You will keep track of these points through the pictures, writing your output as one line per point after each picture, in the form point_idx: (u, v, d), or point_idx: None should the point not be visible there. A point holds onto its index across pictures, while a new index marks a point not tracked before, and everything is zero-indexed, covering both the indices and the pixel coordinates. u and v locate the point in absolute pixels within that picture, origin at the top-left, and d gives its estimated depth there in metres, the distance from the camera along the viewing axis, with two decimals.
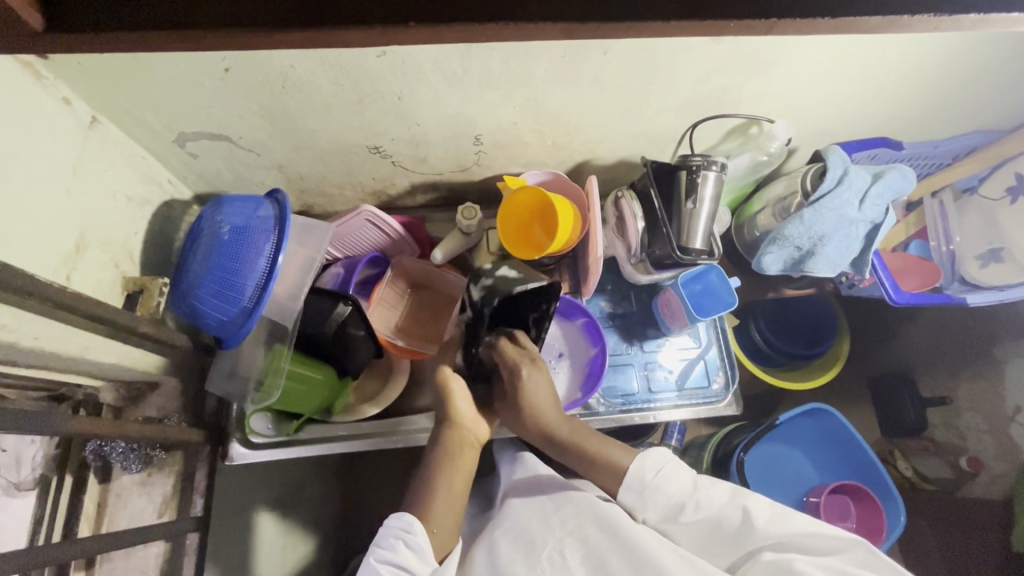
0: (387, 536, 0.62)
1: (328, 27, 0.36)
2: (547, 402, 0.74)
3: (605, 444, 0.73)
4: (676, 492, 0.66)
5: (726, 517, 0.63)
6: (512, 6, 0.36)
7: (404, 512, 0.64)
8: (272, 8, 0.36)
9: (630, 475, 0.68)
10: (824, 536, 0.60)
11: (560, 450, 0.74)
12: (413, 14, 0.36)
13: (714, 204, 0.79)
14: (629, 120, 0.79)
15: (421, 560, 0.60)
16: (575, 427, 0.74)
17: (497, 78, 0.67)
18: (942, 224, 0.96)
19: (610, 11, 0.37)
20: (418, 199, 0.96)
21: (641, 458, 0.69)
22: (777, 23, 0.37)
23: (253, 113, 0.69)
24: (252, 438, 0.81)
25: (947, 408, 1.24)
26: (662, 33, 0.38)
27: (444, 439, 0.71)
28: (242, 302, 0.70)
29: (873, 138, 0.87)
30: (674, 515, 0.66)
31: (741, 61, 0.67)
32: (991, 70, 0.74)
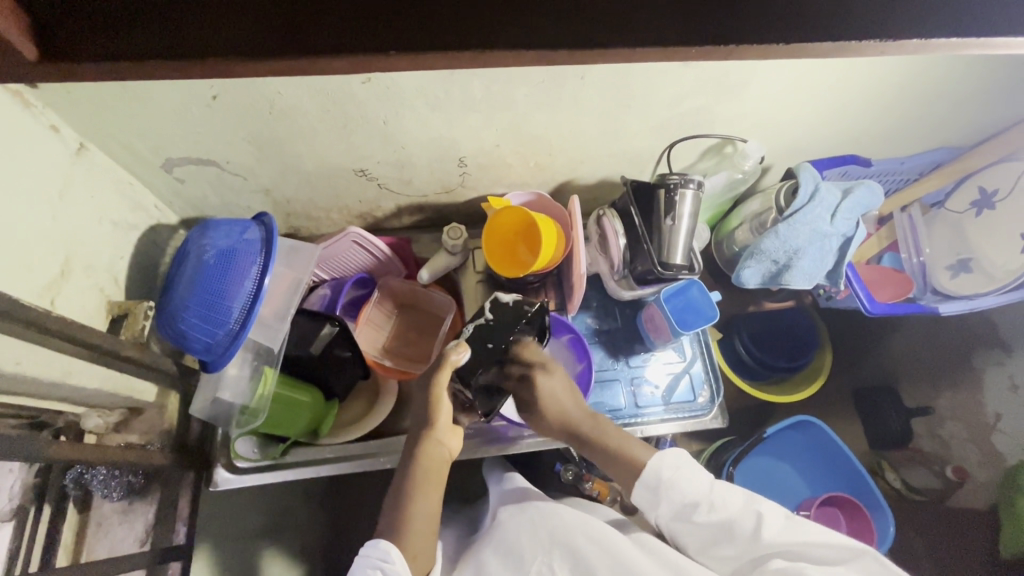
0: (364, 566, 0.62)
1: (308, 57, 0.38)
2: (566, 398, 0.76)
3: (626, 439, 0.73)
4: (692, 491, 0.65)
5: (739, 522, 0.63)
6: (490, 34, 0.38)
7: (380, 539, 0.63)
8: (255, 35, 0.37)
9: (647, 471, 0.67)
10: (830, 546, 0.60)
11: (583, 445, 0.75)
12: (395, 42, 0.38)
13: (693, 222, 0.81)
14: (608, 141, 0.82)
15: None
16: (595, 423, 0.75)
17: (479, 102, 0.69)
18: (913, 237, 0.99)
19: (578, 36, 0.38)
20: (404, 221, 0.97)
21: (659, 457, 0.68)
22: (741, 48, 0.39)
23: (240, 139, 0.70)
24: (236, 463, 0.80)
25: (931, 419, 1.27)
26: (629, 59, 0.40)
27: (422, 451, 0.71)
28: (227, 324, 0.71)
29: (842, 157, 0.91)
30: (686, 514, 0.65)
31: (713, 85, 0.70)
32: (948, 91, 0.78)
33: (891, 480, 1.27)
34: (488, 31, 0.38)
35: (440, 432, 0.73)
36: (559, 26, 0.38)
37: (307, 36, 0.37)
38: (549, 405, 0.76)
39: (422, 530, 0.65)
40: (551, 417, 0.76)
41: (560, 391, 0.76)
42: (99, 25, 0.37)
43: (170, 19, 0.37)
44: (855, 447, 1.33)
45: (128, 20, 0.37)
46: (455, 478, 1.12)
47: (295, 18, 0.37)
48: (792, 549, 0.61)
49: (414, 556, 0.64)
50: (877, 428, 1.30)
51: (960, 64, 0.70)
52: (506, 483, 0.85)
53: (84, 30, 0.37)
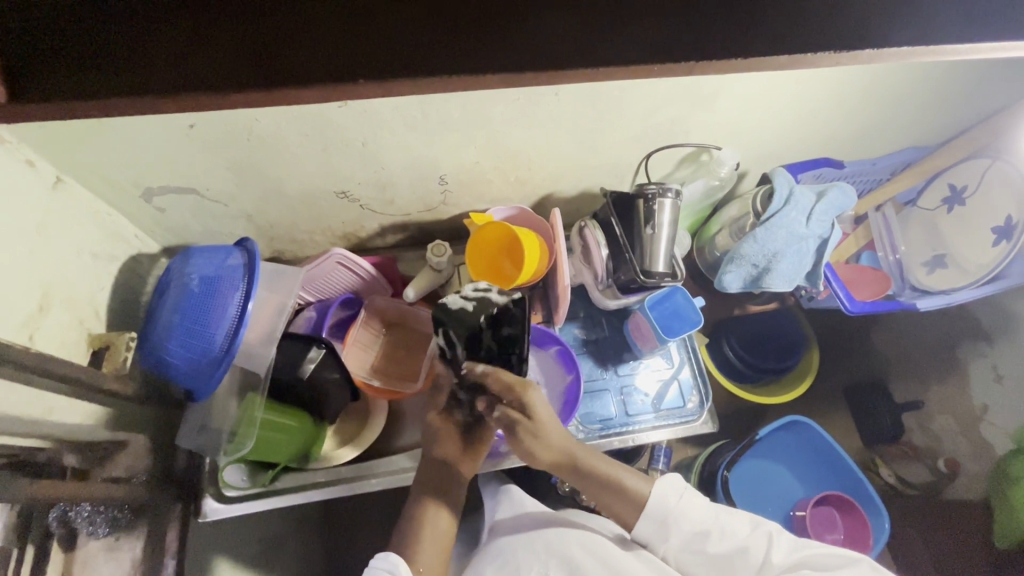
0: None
1: (277, 90, 0.38)
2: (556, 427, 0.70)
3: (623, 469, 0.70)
4: (699, 521, 0.66)
5: (752, 547, 0.65)
6: (458, 60, 0.39)
7: (389, 553, 0.63)
8: (225, 69, 0.38)
9: (652, 505, 0.67)
10: (830, 555, 0.64)
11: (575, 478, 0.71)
12: (366, 71, 0.38)
13: (672, 229, 0.82)
14: (586, 154, 0.83)
15: None
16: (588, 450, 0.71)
17: (456, 121, 0.70)
18: (888, 236, 1.02)
19: (543, 59, 0.39)
20: (388, 240, 0.98)
21: (661, 486, 0.68)
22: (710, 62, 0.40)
23: (219, 166, 0.71)
24: (225, 492, 0.79)
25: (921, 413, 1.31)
26: (594, 79, 0.41)
27: (432, 476, 0.71)
28: (211, 352, 0.70)
29: (816, 160, 0.93)
30: (697, 545, 0.66)
31: (685, 96, 0.72)
32: (912, 93, 0.80)
33: (886, 475, 1.29)
34: (463, 60, 0.39)
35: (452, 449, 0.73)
36: (532, 51, 0.39)
37: (276, 70, 0.38)
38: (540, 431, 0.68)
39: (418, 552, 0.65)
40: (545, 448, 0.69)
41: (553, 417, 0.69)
42: (70, 66, 0.37)
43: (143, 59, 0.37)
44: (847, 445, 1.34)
45: (99, 62, 0.38)
46: None
47: (265, 53, 0.38)
48: (802, 563, 0.64)
49: None
50: (869, 426, 1.33)
51: (919, 70, 0.73)
52: (503, 499, 0.85)
53: (51, 70, 0.38)
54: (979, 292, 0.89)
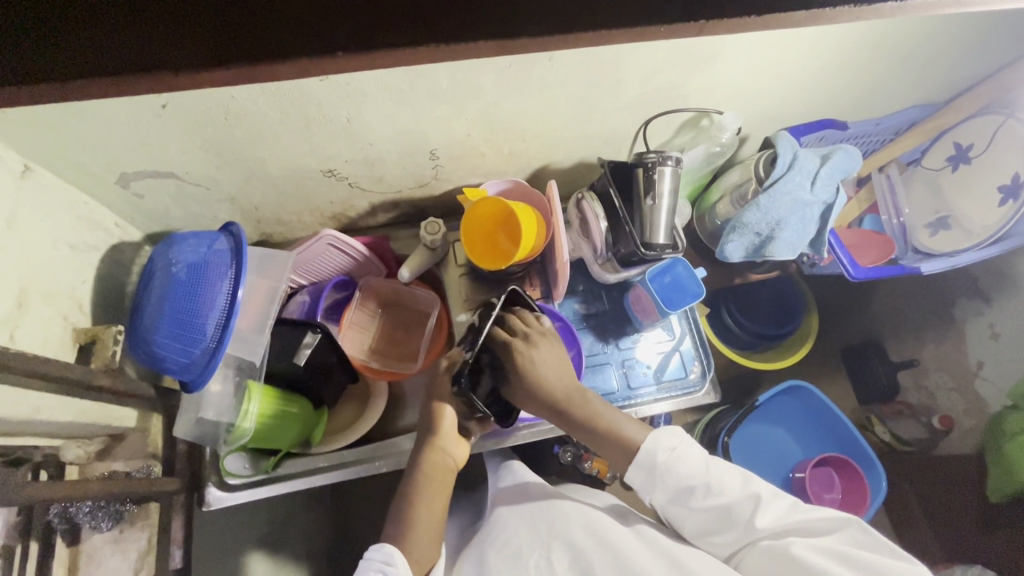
0: (368, 568, 0.62)
1: (252, 64, 0.32)
2: (545, 373, 0.73)
3: (621, 418, 0.72)
4: (686, 474, 0.66)
5: (737, 506, 0.64)
6: (431, 17, 0.33)
7: (383, 543, 0.64)
8: (173, 40, 0.31)
9: (641, 453, 0.68)
10: (815, 519, 0.63)
11: (573, 426, 0.73)
12: (342, 42, 0.32)
13: (671, 198, 0.79)
14: (582, 122, 0.80)
15: None
16: (586, 402, 0.72)
17: (445, 92, 0.67)
18: (892, 198, 0.99)
19: (539, 15, 0.33)
20: (379, 218, 0.94)
21: (654, 439, 0.69)
22: (763, 18, 0.36)
23: (197, 147, 0.67)
24: (228, 480, 0.79)
25: (916, 370, 1.36)
26: (590, 43, 0.35)
27: (426, 461, 0.71)
28: (203, 341, 0.68)
29: (820, 121, 0.90)
30: (680, 496, 0.67)
31: (682, 59, 0.69)
32: (920, 48, 0.77)
33: (880, 433, 1.33)
34: (446, 16, 0.33)
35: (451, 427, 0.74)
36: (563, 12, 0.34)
37: (237, 41, 0.31)
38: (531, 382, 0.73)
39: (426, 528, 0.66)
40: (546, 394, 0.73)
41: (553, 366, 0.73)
42: None
43: (86, 26, 0.30)
44: (846, 406, 1.40)
45: (24, 43, 0.30)
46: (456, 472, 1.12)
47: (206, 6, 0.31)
48: (786, 528, 0.63)
49: (414, 558, 0.64)
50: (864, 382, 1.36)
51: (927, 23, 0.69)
52: (505, 473, 0.85)
53: None
54: (983, 253, 0.87)
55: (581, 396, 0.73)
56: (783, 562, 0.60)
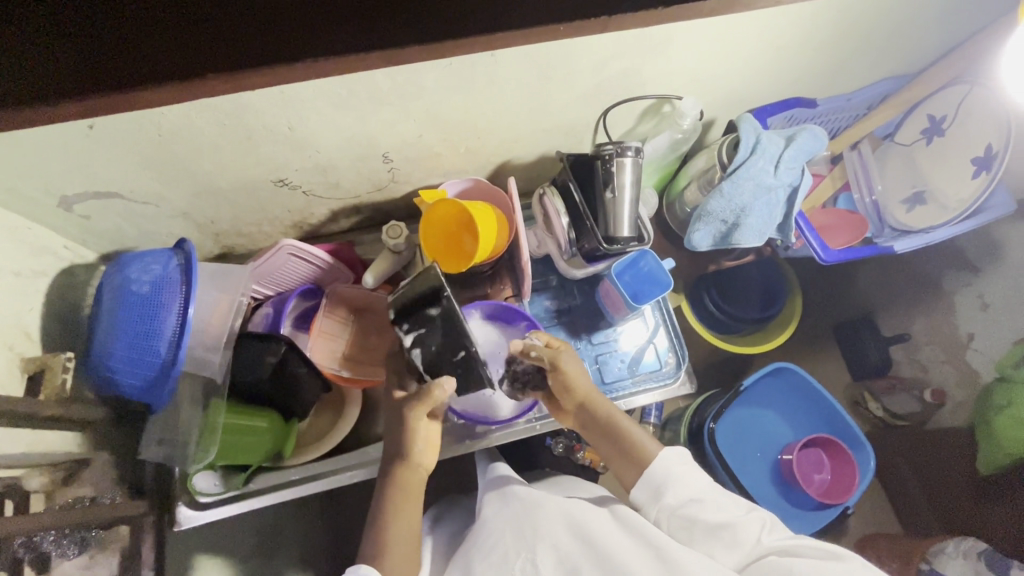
0: None
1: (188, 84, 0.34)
2: (583, 384, 0.77)
3: (639, 432, 0.75)
4: (689, 491, 0.67)
5: (738, 524, 0.63)
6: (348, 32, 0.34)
7: (359, 565, 0.61)
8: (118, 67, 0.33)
9: (653, 467, 0.69)
10: (816, 548, 0.60)
11: (597, 436, 0.77)
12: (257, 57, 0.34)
13: (632, 189, 0.77)
14: (538, 116, 0.77)
15: None
16: (615, 420, 0.76)
17: (387, 94, 0.64)
18: (864, 174, 0.97)
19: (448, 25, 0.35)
20: (342, 224, 0.92)
21: (665, 453, 0.71)
22: (661, 10, 0.37)
23: (138, 166, 0.65)
24: (199, 499, 0.78)
25: (909, 344, 1.34)
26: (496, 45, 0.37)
27: (401, 475, 0.70)
28: (158, 361, 0.67)
29: (786, 101, 0.88)
30: (681, 515, 0.66)
31: (632, 46, 0.66)
32: (880, 21, 0.74)
33: (874, 409, 1.37)
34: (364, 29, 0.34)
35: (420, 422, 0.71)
36: (470, 15, 0.35)
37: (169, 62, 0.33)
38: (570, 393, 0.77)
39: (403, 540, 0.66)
40: (571, 398, 0.77)
41: (583, 376, 0.77)
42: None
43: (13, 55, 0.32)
44: None
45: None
46: (443, 473, 1.12)
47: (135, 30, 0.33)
48: (784, 549, 0.61)
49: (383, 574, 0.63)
50: None
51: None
52: (491, 473, 0.86)
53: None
54: (958, 228, 0.86)
55: (611, 411, 0.77)
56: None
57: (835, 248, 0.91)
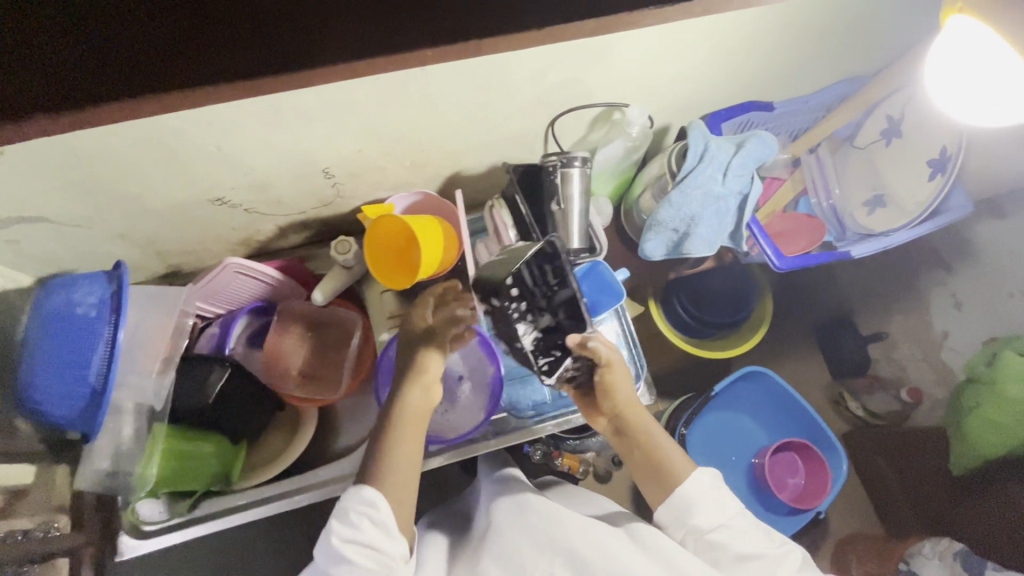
0: (346, 513, 0.59)
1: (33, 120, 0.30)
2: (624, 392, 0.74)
3: (673, 449, 0.72)
4: (717, 516, 0.65)
5: (767, 555, 0.63)
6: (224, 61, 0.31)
7: (364, 486, 0.61)
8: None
9: (684, 488, 0.67)
10: None
11: (626, 445, 0.75)
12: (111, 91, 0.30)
13: (580, 200, 0.77)
14: (482, 127, 0.75)
15: (387, 536, 0.59)
16: (649, 431, 0.73)
17: (318, 111, 0.63)
18: (822, 177, 0.95)
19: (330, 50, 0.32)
20: (293, 239, 0.91)
21: (699, 474, 0.68)
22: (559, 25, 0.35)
23: (61, 189, 0.63)
24: (143, 526, 0.77)
25: (885, 343, 1.33)
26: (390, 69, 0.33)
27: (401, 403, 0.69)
28: (89, 384, 0.64)
29: (741, 104, 0.85)
30: (705, 542, 0.64)
31: (569, 56, 0.65)
32: (827, 24, 0.72)
33: (854, 409, 1.31)
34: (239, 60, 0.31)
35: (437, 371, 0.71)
36: (355, 34, 0.32)
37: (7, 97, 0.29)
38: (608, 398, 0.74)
39: (396, 479, 0.62)
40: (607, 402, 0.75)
41: (627, 387, 0.75)
42: None
43: None
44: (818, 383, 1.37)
45: None
46: None
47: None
48: None
49: None
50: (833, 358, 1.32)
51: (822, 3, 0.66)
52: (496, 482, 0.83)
53: None
54: (915, 231, 0.84)
55: (646, 423, 0.74)
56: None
57: (790, 255, 0.89)
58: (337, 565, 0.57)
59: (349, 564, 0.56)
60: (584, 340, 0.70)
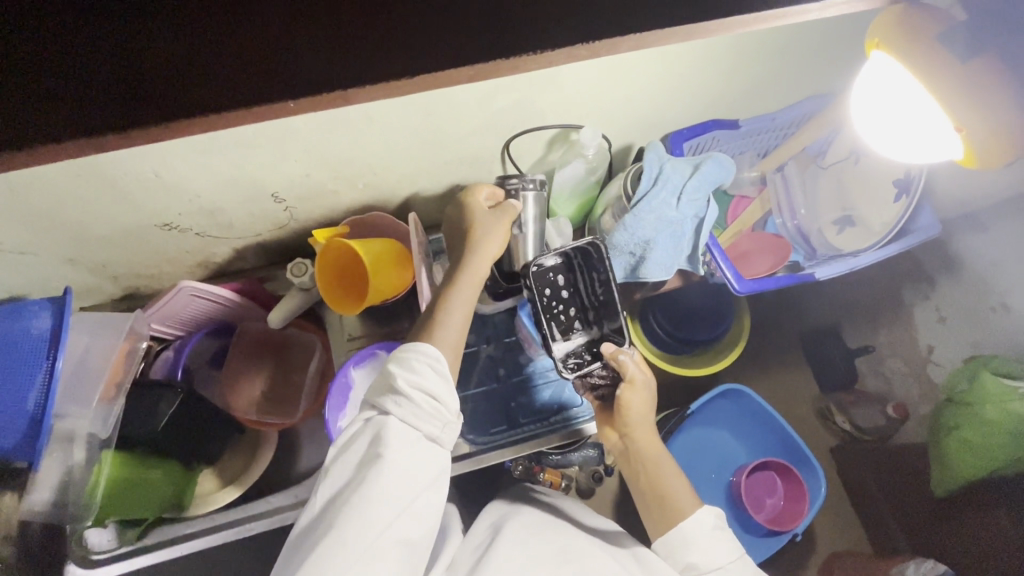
0: (408, 363, 0.56)
1: None
2: (643, 413, 0.72)
3: (679, 482, 0.70)
4: (716, 559, 0.63)
5: None
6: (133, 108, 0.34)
7: (424, 345, 0.58)
8: None
9: (685, 528, 0.65)
10: None
11: (631, 467, 0.73)
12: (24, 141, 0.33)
13: (535, 223, 0.74)
14: (434, 149, 0.74)
15: (447, 391, 0.56)
16: (660, 458, 0.71)
17: (254, 139, 0.62)
18: (788, 196, 0.91)
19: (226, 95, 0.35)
20: (253, 260, 0.90)
21: (702, 513, 0.66)
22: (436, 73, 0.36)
23: (1, 220, 0.63)
24: (92, 556, 0.78)
25: (872, 356, 1.29)
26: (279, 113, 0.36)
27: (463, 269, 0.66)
28: (26, 412, 0.63)
29: (703, 123, 0.84)
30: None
31: (511, 81, 0.63)
32: (779, 45, 0.71)
33: (841, 423, 1.27)
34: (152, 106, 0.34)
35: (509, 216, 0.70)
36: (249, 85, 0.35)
37: None
38: (625, 417, 0.72)
39: (453, 328, 0.62)
40: (622, 421, 0.73)
41: (644, 410, 0.72)
42: None
43: None
44: (806, 397, 1.33)
45: None
46: None
47: None
48: None
49: None
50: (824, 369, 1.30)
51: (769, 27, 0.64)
52: (490, 508, 0.80)
53: None
54: (880, 254, 0.82)
55: (657, 450, 0.72)
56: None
57: (748, 279, 0.86)
58: (400, 412, 0.53)
59: (414, 408, 0.53)
60: (617, 351, 0.71)
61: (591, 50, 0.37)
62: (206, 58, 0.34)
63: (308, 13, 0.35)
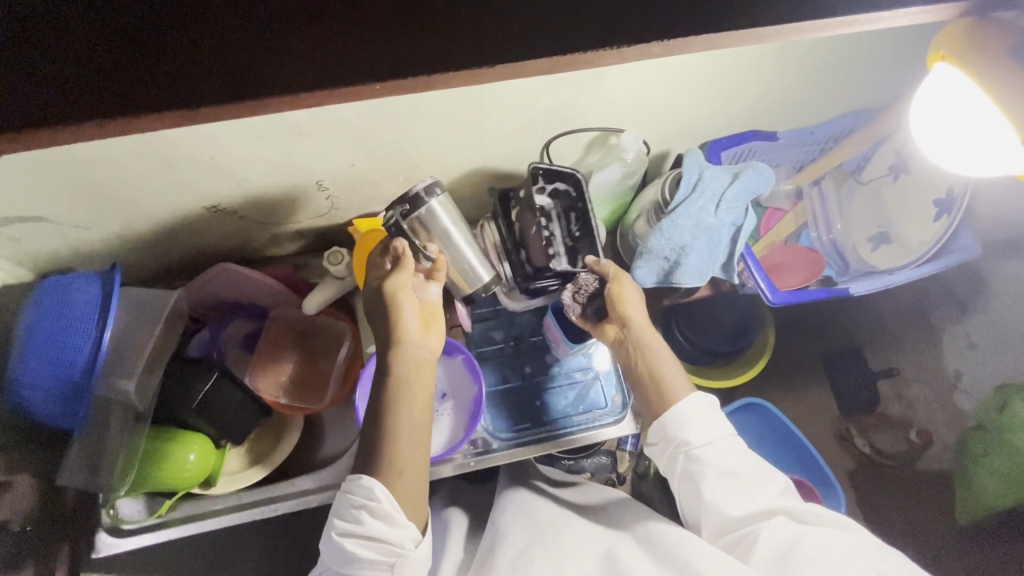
0: (347, 506, 0.56)
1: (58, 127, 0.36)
2: (635, 306, 0.73)
3: (674, 368, 0.70)
4: (709, 435, 0.64)
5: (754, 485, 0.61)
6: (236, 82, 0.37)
7: (362, 476, 0.56)
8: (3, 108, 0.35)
9: (680, 409, 0.65)
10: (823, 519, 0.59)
11: (627, 358, 0.72)
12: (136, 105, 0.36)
13: (454, 228, 0.69)
14: (475, 146, 0.75)
15: (391, 525, 0.54)
16: (654, 345, 0.71)
17: (308, 127, 0.63)
18: (824, 211, 0.91)
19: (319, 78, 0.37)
20: (289, 248, 0.92)
21: (697, 399, 0.66)
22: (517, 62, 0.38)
23: (60, 193, 0.65)
24: (121, 525, 0.79)
25: (895, 380, 1.20)
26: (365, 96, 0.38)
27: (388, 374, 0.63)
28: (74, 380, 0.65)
29: (741, 133, 0.84)
30: (691, 459, 0.63)
31: (559, 83, 0.65)
32: (825, 58, 0.72)
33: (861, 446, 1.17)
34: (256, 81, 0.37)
35: (408, 278, 0.66)
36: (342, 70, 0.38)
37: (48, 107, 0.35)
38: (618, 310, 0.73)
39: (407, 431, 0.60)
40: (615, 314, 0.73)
41: (636, 303, 0.73)
42: None
43: None
44: None
45: None
46: None
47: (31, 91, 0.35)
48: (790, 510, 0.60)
49: None
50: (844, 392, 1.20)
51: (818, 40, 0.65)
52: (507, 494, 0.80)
53: None
54: (916, 273, 0.83)
55: (652, 339, 0.72)
56: (775, 559, 0.55)
57: (783, 290, 0.86)
58: (344, 563, 0.54)
59: (358, 560, 0.53)
60: (597, 258, 0.73)
61: (666, 49, 0.40)
62: (308, 48, 0.37)
63: (405, 14, 0.38)
